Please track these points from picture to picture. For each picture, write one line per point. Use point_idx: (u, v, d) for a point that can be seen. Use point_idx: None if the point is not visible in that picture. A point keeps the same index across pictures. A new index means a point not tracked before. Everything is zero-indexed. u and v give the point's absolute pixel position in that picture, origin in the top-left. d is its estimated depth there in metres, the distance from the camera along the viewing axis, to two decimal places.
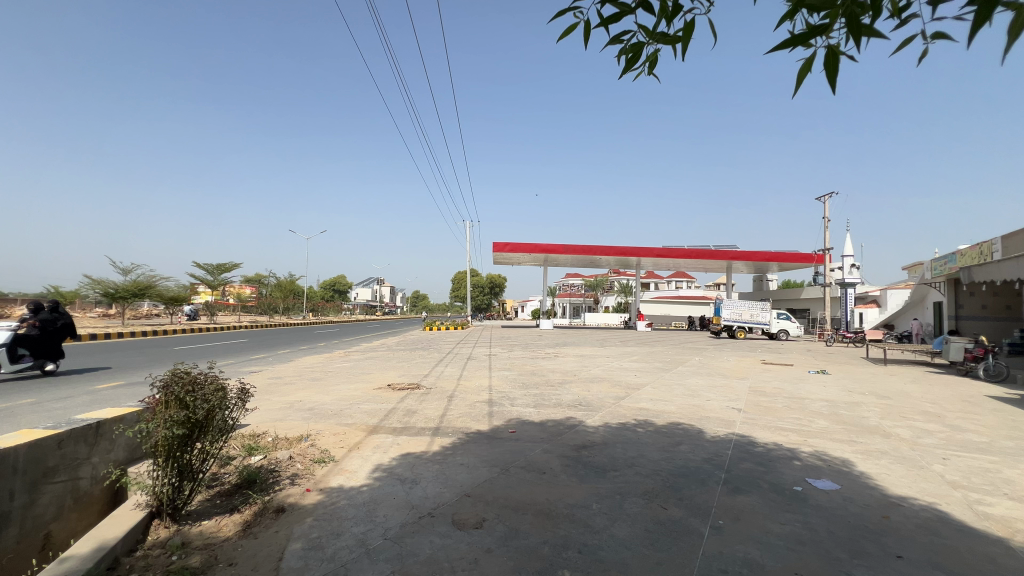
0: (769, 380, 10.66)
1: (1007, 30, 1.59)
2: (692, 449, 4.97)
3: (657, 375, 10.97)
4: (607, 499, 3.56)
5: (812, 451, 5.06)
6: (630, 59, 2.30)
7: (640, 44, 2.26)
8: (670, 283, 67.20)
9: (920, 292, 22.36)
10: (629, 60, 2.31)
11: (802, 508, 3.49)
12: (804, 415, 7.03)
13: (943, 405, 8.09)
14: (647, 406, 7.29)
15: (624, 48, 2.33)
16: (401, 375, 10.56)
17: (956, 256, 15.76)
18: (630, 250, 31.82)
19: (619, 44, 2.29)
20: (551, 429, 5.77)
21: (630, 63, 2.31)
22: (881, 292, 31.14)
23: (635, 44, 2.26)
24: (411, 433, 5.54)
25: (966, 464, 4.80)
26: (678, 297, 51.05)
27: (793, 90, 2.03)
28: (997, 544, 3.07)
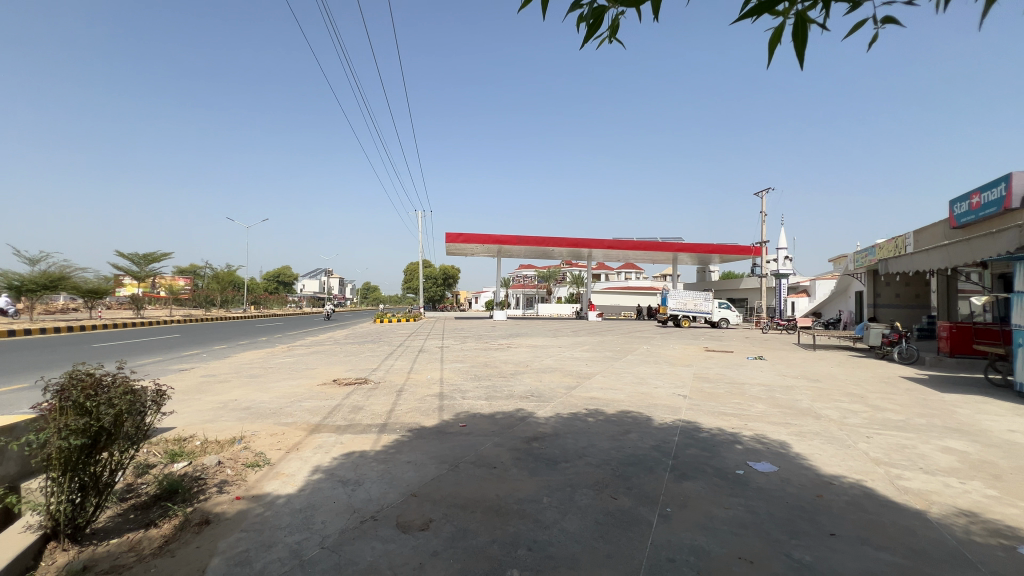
0: (712, 366, 11.16)
1: None
2: (640, 437, 5.05)
3: (608, 364, 11.17)
4: (559, 491, 3.52)
5: (752, 435, 5.28)
6: (592, 25, 2.21)
7: (602, 9, 2.15)
8: (619, 275, 69.10)
9: (845, 282, 24.22)
10: (590, 27, 2.21)
11: (743, 492, 3.60)
12: (744, 400, 7.36)
13: (865, 387, 8.75)
14: (598, 395, 7.36)
15: (585, 14, 2.23)
16: (347, 370, 10.13)
17: (875, 249, 17.59)
18: (582, 241, 32.37)
19: (579, 10, 2.18)
20: (502, 421, 5.68)
21: (592, 30, 2.22)
22: (811, 282, 33.42)
23: (596, 9, 2.15)
24: (357, 431, 5.26)
25: (887, 442, 5.16)
26: (627, 289, 52.26)
27: (763, 60, 2.02)
28: (916, 517, 3.29)
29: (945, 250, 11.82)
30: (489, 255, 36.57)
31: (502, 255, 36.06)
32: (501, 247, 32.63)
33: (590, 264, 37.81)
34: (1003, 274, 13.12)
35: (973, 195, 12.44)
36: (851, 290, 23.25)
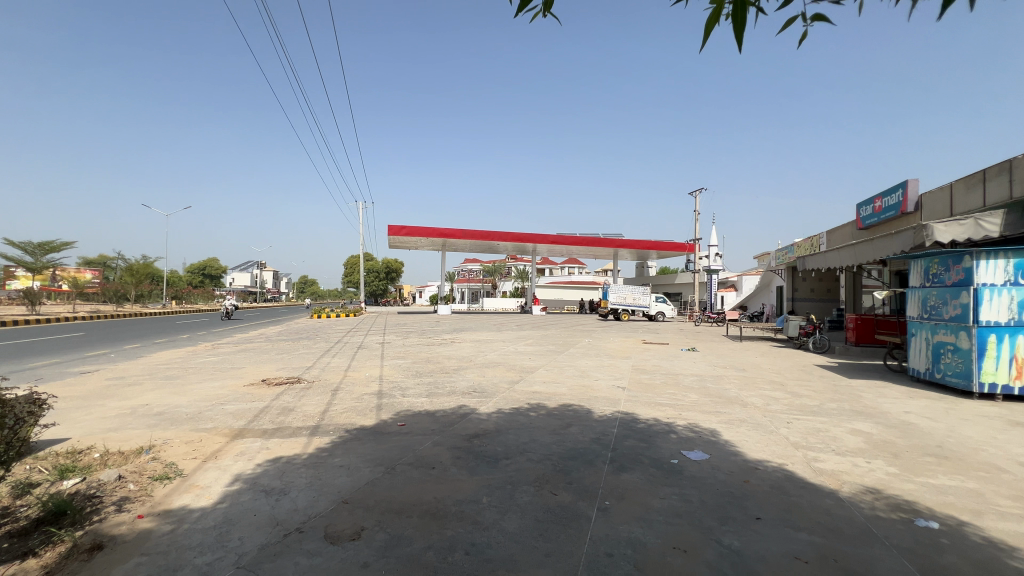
0: (649, 358, 11.58)
1: None
2: (581, 430, 5.09)
3: (551, 358, 11.28)
4: (498, 489, 3.45)
5: (686, 424, 5.50)
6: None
7: None
8: (563, 271, 70.49)
9: (767, 278, 26.10)
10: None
11: (678, 480, 3.71)
12: (678, 390, 7.67)
13: (785, 375, 9.42)
14: (540, 389, 7.38)
15: None
16: (278, 369, 9.51)
17: (794, 248, 19.08)
18: (527, 237, 32.62)
19: None
20: (442, 419, 5.53)
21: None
22: (738, 278, 35.68)
23: None
24: (286, 435, 4.90)
25: (805, 427, 5.55)
26: (570, 283, 53.25)
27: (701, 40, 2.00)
28: (831, 497, 3.53)
29: (853, 250, 12.93)
30: (434, 248, 35.96)
31: (447, 248, 35.60)
32: (445, 240, 32.19)
33: (535, 259, 38.20)
34: (899, 270, 14.64)
35: (876, 199, 13.78)
36: (773, 285, 25.08)
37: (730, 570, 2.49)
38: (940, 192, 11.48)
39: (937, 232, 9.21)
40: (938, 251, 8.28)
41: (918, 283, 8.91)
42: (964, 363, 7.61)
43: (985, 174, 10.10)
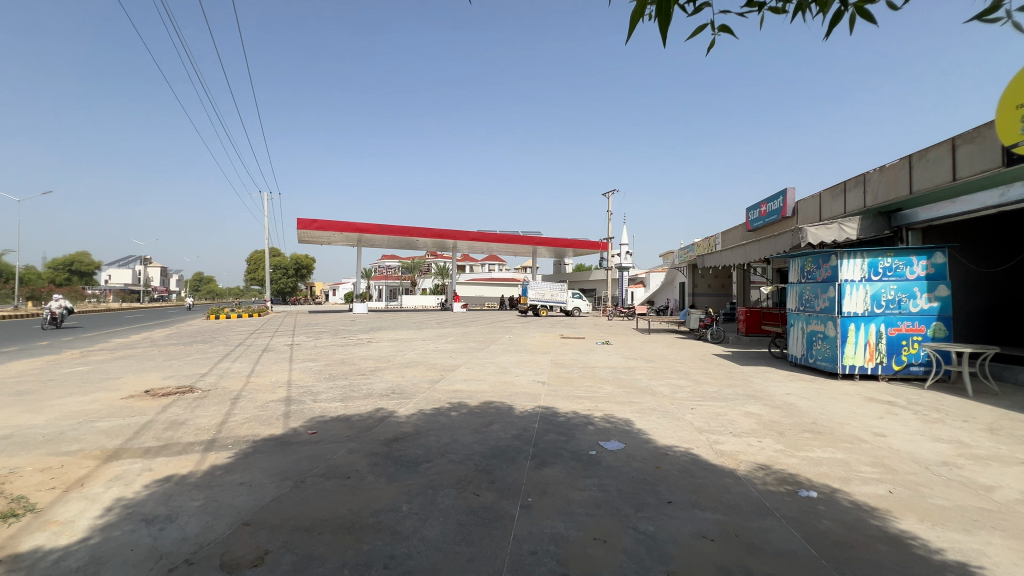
0: (567, 353, 11.95)
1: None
2: (503, 427, 5.09)
3: (472, 355, 11.20)
4: (418, 495, 3.32)
5: (602, 415, 5.72)
6: None
7: None
8: (484, 267, 70.64)
9: (672, 274, 28.17)
10: None
11: (596, 471, 3.83)
12: (595, 382, 7.99)
13: (688, 364, 10.19)
14: (461, 388, 7.28)
15: None
16: (165, 377, 8.44)
17: (694, 247, 20.78)
18: (447, 233, 32.24)
19: None
20: (358, 424, 5.23)
21: None
22: (647, 274, 38.12)
23: None
24: (174, 452, 4.33)
25: (707, 412, 6.02)
26: (491, 279, 53.46)
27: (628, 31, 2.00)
28: (730, 476, 3.85)
29: (743, 249, 14.39)
30: (349, 244, 34.28)
31: (363, 244, 34.06)
32: (361, 236, 30.81)
33: (456, 255, 37.89)
34: (779, 268, 16.51)
35: (761, 205, 15.44)
36: (676, 281, 27.13)
37: (647, 556, 2.60)
38: (811, 200, 13.11)
39: (810, 234, 10.50)
40: (811, 251, 9.44)
41: (796, 279, 10.09)
42: (831, 348, 8.73)
43: (845, 185, 11.71)
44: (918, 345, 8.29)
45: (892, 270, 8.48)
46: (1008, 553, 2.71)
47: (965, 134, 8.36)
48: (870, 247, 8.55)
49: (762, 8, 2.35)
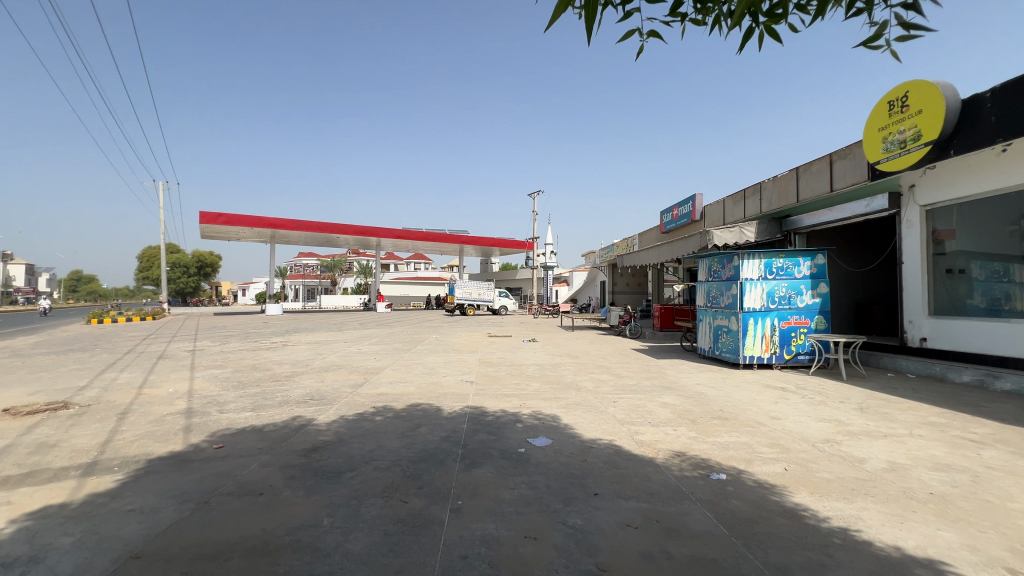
0: (494, 351, 11.99)
1: None
2: (431, 430, 4.97)
3: (398, 356, 10.88)
4: (341, 508, 3.12)
5: (530, 412, 5.79)
6: None
7: None
8: (409, 266, 69.04)
9: (593, 274, 29.39)
10: None
11: (525, 469, 3.86)
12: (522, 380, 8.08)
13: (610, 359, 10.66)
14: (386, 390, 7.02)
15: None
16: (30, 393, 7.25)
17: (614, 247, 21.82)
18: (370, 230, 31.06)
19: None
20: (272, 435, 4.84)
21: None
22: (570, 274, 39.44)
23: None
24: (41, 480, 3.71)
25: (628, 404, 6.33)
26: (416, 279, 52.29)
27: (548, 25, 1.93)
28: (651, 464, 4.06)
29: (657, 249, 15.36)
30: (261, 240, 31.82)
31: (276, 240, 31.76)
32: (275, 232, 28.75)
33: (379, 254, 36.59)
34: (689, 268, 17.86)
35: (674, 208, 16.58)
36: (597, 280, 28.32)
37: (576, 549, 2.65)
38: (716, 205, 14.31)
39: (716, 236, 11.44)
40: (717, 252, 10.28)
41: (704, 278, 10.92)
42: (734, 341, 9.56)
43: (744, 192, 12.91)
44: (805, 336, 9.33)
45: (784, 269, 9.46)
46: (879, 517, 3.12)
47: (840, 150, 9.56)
48: (765, 249, 9.49)
49: (683, 20, 2.47)
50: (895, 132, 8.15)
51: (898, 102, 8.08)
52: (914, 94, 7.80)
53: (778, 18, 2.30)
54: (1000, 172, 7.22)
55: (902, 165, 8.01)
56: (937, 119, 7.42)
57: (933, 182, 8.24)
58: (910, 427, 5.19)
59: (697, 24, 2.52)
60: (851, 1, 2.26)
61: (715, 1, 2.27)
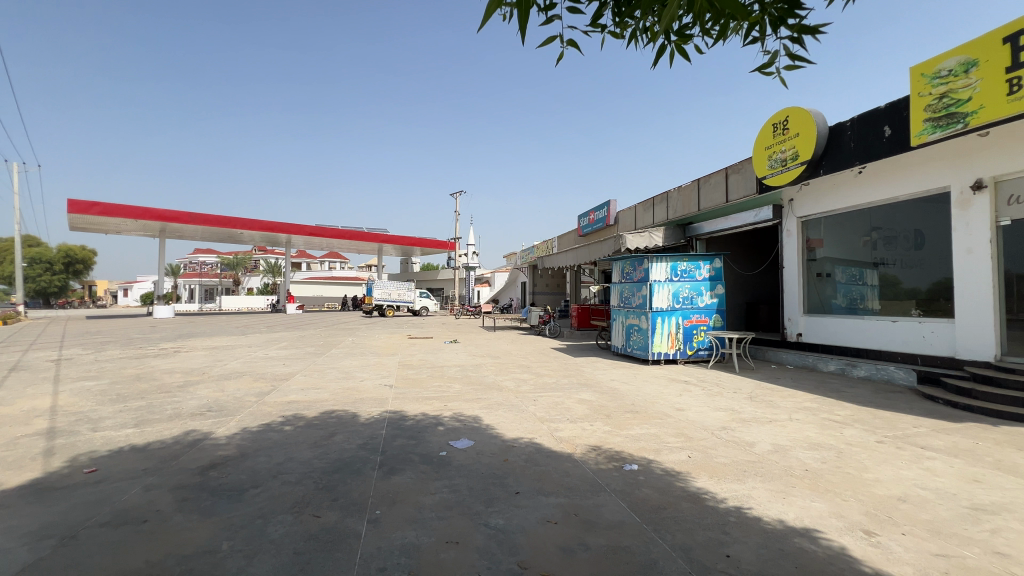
0: (415, 353, 11.72)
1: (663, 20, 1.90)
2: (346, 437, 4.73)
3: (310, 361, 10.22)
4: (243, 529, 2.86)
5: (452, 414, 5.73)
6: None
7: None
8: (323, 265, 65.35)
9: (515, 274, 29.88)
10: None
11: (446, 472, 3.81)
12: (444, 381, 7.98)
13: (531, 359, 10.89)
14: (297, 398, 6.56)
15: None
16: None
17: (534, 249, 22.35)
18: (279, 226, 28.94)
19: None
20: (160, 453, 4.31)
21: None
22: (492, 275, 39.72)
23: None
24: None
25: (548, 402, 6.50)
26: (331, 279, 49.64)
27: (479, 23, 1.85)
28: (569, 460, 4.20)
29: (575, 252, 16.02)
30: (147, 234, 28.29)
31: (166, 235, 28.42)
32: (165, 225, 25.75)
33: (289, 252, 34.20)
34: (604, 270, 18.79)
35: (591, 213, 17.40)
36: (519, 281, 28.81)
37: (498, 550, 2.66)
38: (628, 211, 15.20)
39: (628, 240, 12.14)
40: (629, 255, 10.92)
41: (617, 279, 11.54)
42: (644, 338, 10.21)
43: (653, 200, 13.86)
44: (704, 333, 10.21)
45: (686, 272, 10.27)
46: (766, 494, 3.50)
47: (734, 165, 10.60)
48: (671, 253, 10.24)
49: (603, 31, 2.57)
50: (778, 151, 9.22)
51: (779, 125, 9.11)
52: (792, 118, 8.84)
53: (687, 39, 2.49)
54: (858, 190, 8.42)
55: (783, 181, 9.08)
56: (807, 147, 8.55)
57: (808, 197, 9.41)
58: (789, 412, 5.89)
59: (615, 36, 2.62)
60: (747, 29, 2.51)
61: (632, 15, 2.40)
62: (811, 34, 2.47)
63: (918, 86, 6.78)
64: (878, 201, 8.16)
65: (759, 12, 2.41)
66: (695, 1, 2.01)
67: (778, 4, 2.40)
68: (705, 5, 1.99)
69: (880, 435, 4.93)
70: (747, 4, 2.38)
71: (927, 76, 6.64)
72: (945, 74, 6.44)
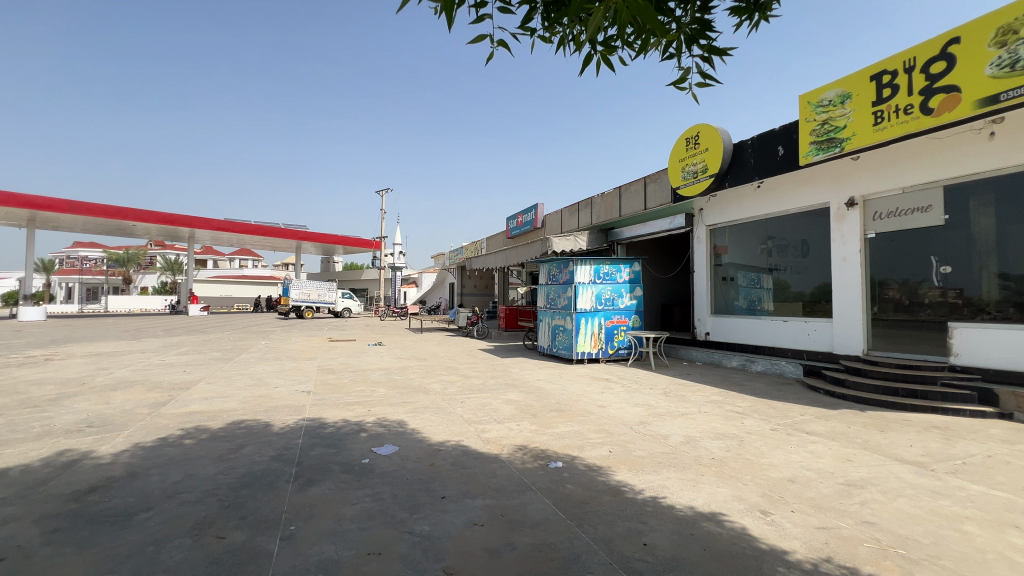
0: (336, 357, 11.15)
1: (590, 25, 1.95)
2: (257, 449, 4.37)
3: (216, 368, 9.35)
4: (130, 559, 2.53)
5: (375, 420, 5.52)
6: None
7: None
8: (232, 263, 60.27)
9: (443, 275, 29.56)
10: None
11: (369, 481, 3.66)
12: (367, 386, 7.67)
13: (458, 360, 10.80)
14: (199, 408, 5.95)
15: None
16: None
17: (462, 249, 22.25)
18: (180, 219, 26.27)
19: None
20: (24, 479, 3.70)
21: None
22: (419, 275, 38.95)
23: None
24: None
25: (475, 404, 6.48)
26: (241, 278, 45.92)
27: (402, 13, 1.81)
28: (496, 461, 4.21)
29: (503, 253, 16.12)
30: (10, 223, 24.32)
31: (36, 225, 24.60)
32: (34, 214, 22.30)
33: (192, 247, 31.14)
34: (532, 272, 19.13)
35: (519, 216, 17.66)
36: (446, 281, 28.51)
37: (422, 557, 2.60)
38: (555, 215, 15.61)
39: (555, 243, 12.47)
40: (556, 258, 11.22)
41: (544, 281, 11.81)
42: (569, 338, 10.54)
43: (579, 205, 14.36)
44: (624, 333, 10.74)
45: (608, 275, 10.74)
46: (679, 483, 3.75)
47: (652, 175, 11.27)
48: (595, 256, 10.66)
49: (533, 34, 2.61)
50: (689, 164, 9.96)
51: (692, 139, 9.84)
52: (702, 134, 9.57)
53: (611, 50, 2.59)
54: (757, 203, 9.33)
55: (694, 191, 9.82)
56: (715, 161, 9.30)
57: (715, 208, 10.26)
58: (698, 406, 6.37)
59: (544, 41, 2.68)
60: (665, 46, 2.68)
61: (561, 22, 2.46)
62: (720, 55, 2.68)
63: (805, 113, 7.63)
64: (773, 214, 9.09)
65: (676, 30, 2.58)
66: (619, 12, 2.09)
67: (692, 24, 2.58)
68: (628, 19, 2.09)
69: (773, 423, 5.48)
70: (665, 22, 2.54)
71: (813, 104, 7.50)
72: (826, 103, 7.32)
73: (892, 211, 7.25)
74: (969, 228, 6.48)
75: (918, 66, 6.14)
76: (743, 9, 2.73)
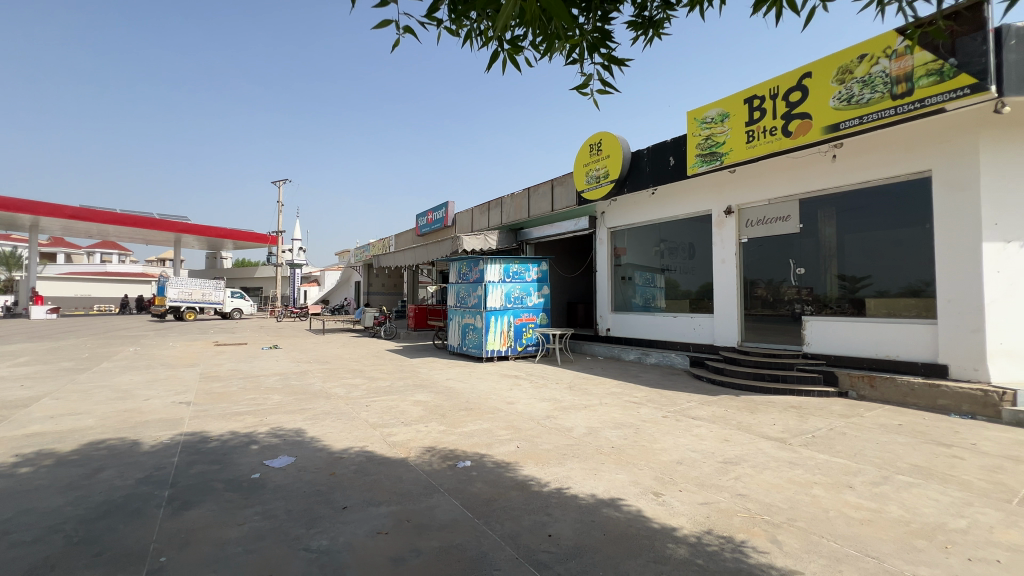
0: (222, 363, 10.05)
1: (497, 22, 1.94)
2: (119, 472, 3.79)
3: (66, 380, 7.93)
4: None
5: (268, 430, 5.06)
6: None
7: None
8: (90, 257, 51.81)
9: (348, 273, 28.08)
10: None
11: (260, 497, 3.34)
12: (259, 393, 7.01)
13: (363, 362, 10.30)
14: (41, 430, 5.00)
15: None
16: None
17: (369, 246, 21.30)
18: (18, 205, 21.99)
19: None
20: None
21: None
22: (322, 273, 36.58)
23: None
24: None
25: (381, 407, 6.22)
26: (103, 276, 39.66)
27: None
28: (402, 465, 4.07)
29: (413, 251, 15.70)
30: None
31: None
32: None
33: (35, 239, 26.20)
34: (442, 270, 18.87)
35: (429, 213, 17.33)
36: (352, 280, 27.08)
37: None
38: (466, 214, 15.56)
39: (465, 242, 12.42)
40: (466, 256, 11.19)
41: (454, 280, 11.71)
42: (479, 337, 10.57)
43: (489, 204, 14.45)
44: (532, 330, 11.01)
45: (518, 274, 10.94)
46: (581, 472, 3.93)
47: (559, 178, 11.71)
48: (504, 256, 10.81)
49: (439, 25, 2.55)
50: (593, 169, 10.52)
51: (595, 146, 10.40)
52: (605, 142, 10.16)
53: (518, 49, 2.62)
54: (651, 208, 10.12)
55: (596, 196, 10.38)
56: (616, 168, 9.92)
57: (616, 212, 10.93)
58: (600, 398, 6.73)
59: (452, 34, 2.63)
60: (569, 50, 2.77)
61: (468, 15, 2.43)
62: (619, 65, 2.84)
63: (692, 127, 8.42)
64: (665, 219, 9.91)
65: (579, 36, 2.68)
66: (526, 8, 2.10)
67: (594, 33, 2.71)
68: (534, 17, 2.10)
69: (664, 410, 5.97)
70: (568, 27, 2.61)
71: (699, 120, 8.30)
72: (709, 120, 8.14)
73: (760, 219, 8.26)
74: (819, 236, 7.60)
75: (781, 94, 7.07)
76: (640, 24, 2.92)
